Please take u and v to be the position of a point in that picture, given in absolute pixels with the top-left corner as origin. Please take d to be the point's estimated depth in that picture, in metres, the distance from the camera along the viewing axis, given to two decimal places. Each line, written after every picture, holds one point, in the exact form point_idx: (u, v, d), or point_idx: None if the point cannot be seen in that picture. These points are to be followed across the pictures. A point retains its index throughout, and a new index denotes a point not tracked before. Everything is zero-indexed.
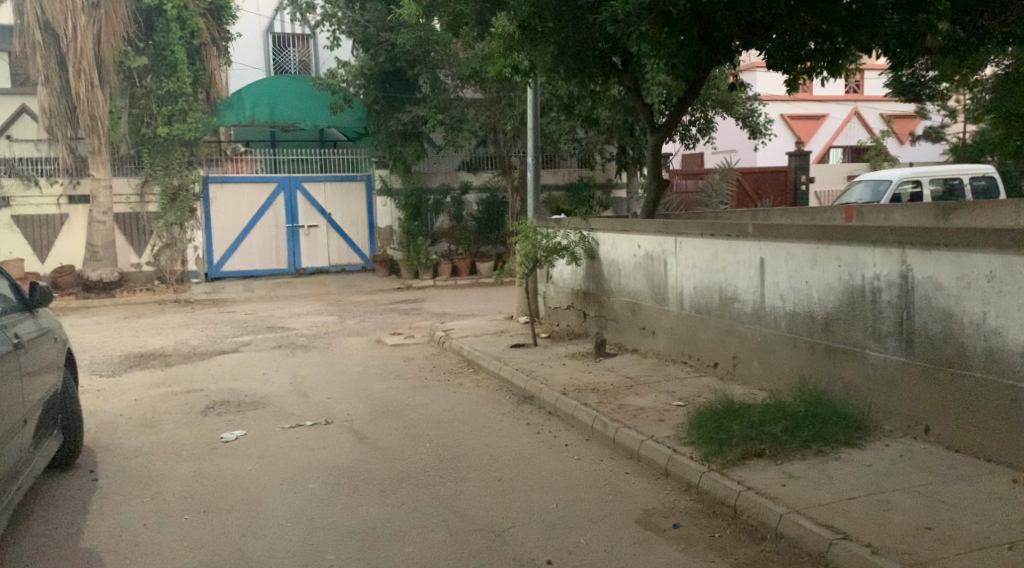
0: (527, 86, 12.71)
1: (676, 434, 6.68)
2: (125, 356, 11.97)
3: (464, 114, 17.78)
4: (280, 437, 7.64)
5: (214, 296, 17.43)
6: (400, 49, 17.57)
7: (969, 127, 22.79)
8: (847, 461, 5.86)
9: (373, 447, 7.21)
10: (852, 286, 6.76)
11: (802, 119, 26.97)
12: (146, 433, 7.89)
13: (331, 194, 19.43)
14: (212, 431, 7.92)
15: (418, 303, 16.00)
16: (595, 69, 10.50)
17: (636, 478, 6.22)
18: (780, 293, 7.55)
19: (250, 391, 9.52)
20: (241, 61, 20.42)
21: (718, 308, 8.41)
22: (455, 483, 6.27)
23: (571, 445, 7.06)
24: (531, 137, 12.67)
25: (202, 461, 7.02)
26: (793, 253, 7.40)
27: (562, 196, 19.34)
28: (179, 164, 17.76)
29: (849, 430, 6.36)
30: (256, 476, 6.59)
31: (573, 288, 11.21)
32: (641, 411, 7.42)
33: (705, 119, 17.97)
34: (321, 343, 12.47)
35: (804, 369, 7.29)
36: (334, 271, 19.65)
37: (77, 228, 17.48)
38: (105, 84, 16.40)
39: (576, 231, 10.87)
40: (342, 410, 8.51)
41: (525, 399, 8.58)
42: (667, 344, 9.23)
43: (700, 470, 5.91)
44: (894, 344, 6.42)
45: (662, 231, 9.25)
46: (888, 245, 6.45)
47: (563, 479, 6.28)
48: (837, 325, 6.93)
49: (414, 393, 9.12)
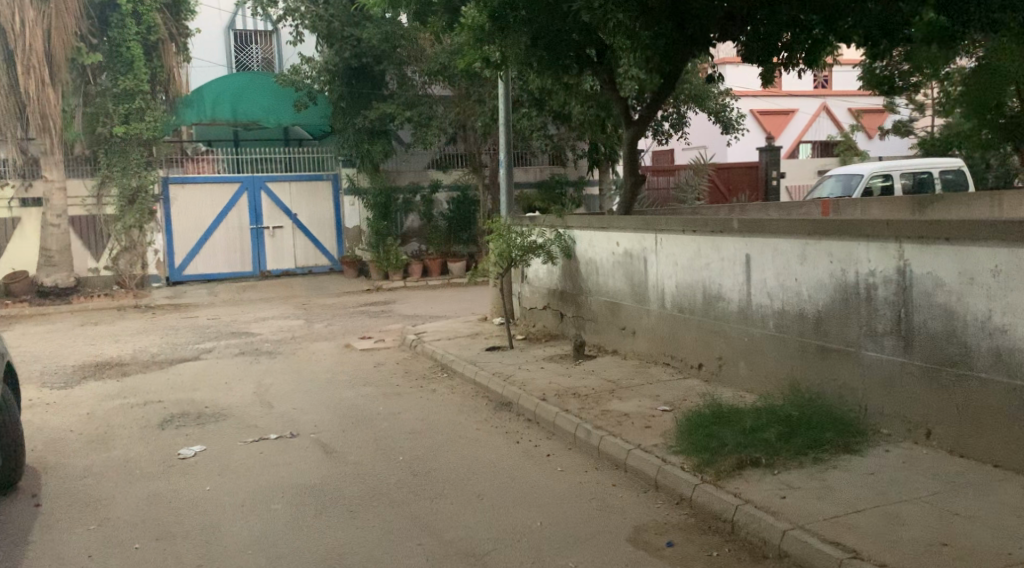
0: (499, 80, 12.27)
1: (665, 442, 6.31)
2: (79, 366, 11.42)
3: (433, 112, 17.40)
4: (243, 452, 7.18)
5: (175, 300, 16.85)
6: (366, 44, 17.08)
7: (939, 121, 22.67)
8: (848, 469, 5.52)
9: (342, 462, 6.77)
10: (845, 282, 6.42)
11: (771, 114, 26.77)
12: (97, 451, 7.39)
13: (297, 195, 18.90)
14: (170, 446, 7.45)
15: (389, 305, 15.54)
16: (570, 62, 10.10)
17: (624, 491, 5.84)
18: (767, 290, 7.21)
19: (211, 402, 9.04)
20: (204, 58, 19.82)
21: (702, 307, 8.06)
22: (431, 501, 5.86)
23: (553, 456, 6.67)
24: (502, 133, 12.11)
25: (157, 481, 6.55)
26: (781, 249, 7.06)
27: (535, 193, 18.91)
28: (137, 164, 17.11)
29: (847, 434, 6.02)
30: (216, 498, 6.12)
31: (548, 287, 10.83)
32: (625, 417, 7.04)
33: (678, 114, 17.69)
34: (288, 349, 11.97)
35: (795, 370, 6.95)
36: (301, 272, 19.12)
37: (30, 232, 16.85)
38: (56, 82, 15.71)
39: (552, 229, 10.51)
40: (309, 421, 8.07)
41: (503, 406, 8.18)
42: (648, 345, 8.87)
43: (693, 482, 5.55)
44: (891, 343, 6.09)
45: (641, 228, 8.89)
46: (884, 240, 6.11)
47: (546, 494, 5.89)
48: (830, 324, 6.59)
49: (385, 401, 8.68)
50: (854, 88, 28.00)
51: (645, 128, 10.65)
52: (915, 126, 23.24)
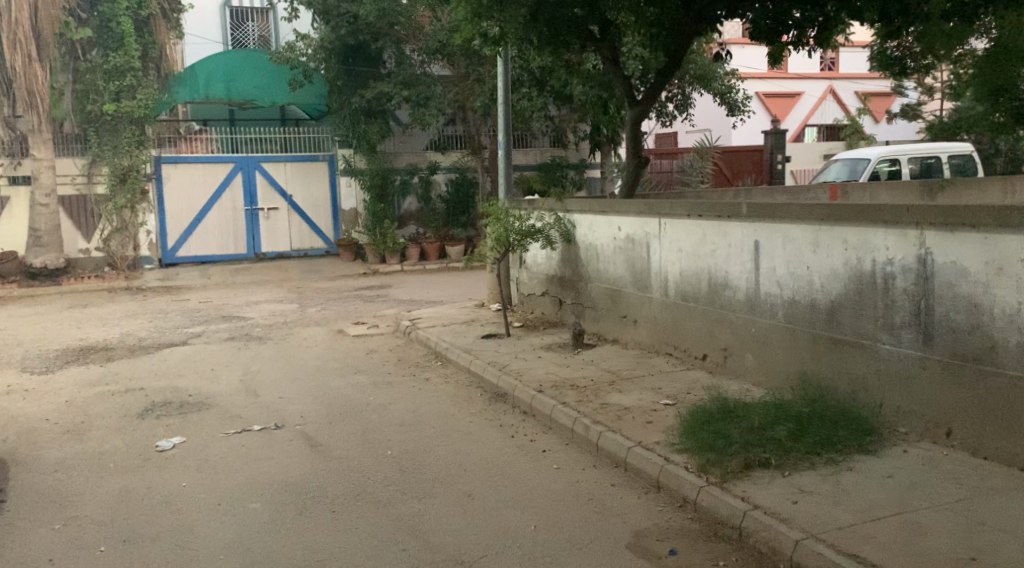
0: (499, 58, 11.83)
1: (667, 440, 5.95)
2: (63, 350, 11.09)
3: (431, 91, 17.01)
4: (223, 445, 6.83)
5: (167, 282, 16.48)
6: (363, 21, 16.59)
7: (947, 105, 22.26)
8: (863, 471, 5.15)
9: (327, 457, 6.41)
10: (860, 271, 6.04)
11: (777, 97, 26.28)
12: (71, 442, 7.04)
13: (292, 176, 18.46)
14: (147, 438, 7.10)
15: (384, 289, 15.19)
16: (572, 38, 9.65)
17: (623, 492, 5.48)
18: (776, 279, 6.83)
19: (195, 390, 8.69)
20: (199, 34, 19.27)
21: (707, 296, 7.69)
22: (418, 500, 5.51)
23: (549, 452, 6.31)
24: (500, 113, 11.67)
25: (131, 476, 6.20)
26: (792, 235, 6.67)
27: (534, 175, 18.52)
28: (129, 143, 16.68)
29: (862, 433, 5.64)
30: (190, 495, 5.77)
31: (547, 273, 10.45)
32: (626, 411, 6.67)
33: (682, 94, 17.26)
34: (278, 334, 11.59)
35: (806, 364, 6.57)
36: (296, 255, 18.74)
37: (19, 212, 16.44)
38: (44, 57, 15.33)
39: (551, 213, 10.13)
40: (295, 412, 7.71)
41: (497, 397, 7.83)
42: (650, 335, 8.51)
43: (697, 484, 5.19)
44: (909, 336, 5.72)
45: (644, 212, 8.51)
46: (903, 226, 5.72)
47: (540, 495, 5.53)
48: (843, 316, 6.21)
49: (376, 391, 8.31)
50: (862, 71, 27.53)
51: (649, 108, 10.19)
52: (923, 110, 22.82)
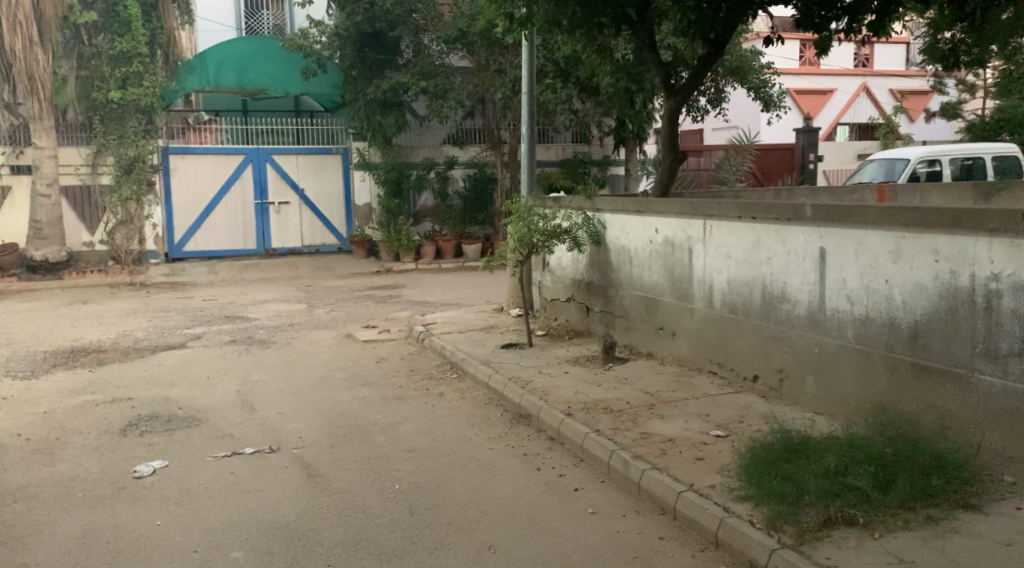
0: (525, 41, 10.77)
1: (724, 483, 5.06)
2: (52, 352, 10.27)
3: (450, 83, 16.03)
4: (209, 472, 5.98)
5: (172, 278, 15.70)
6: (380, 9, 15.74)
7: (989, 103, 21.11)
8: (972, 535, 4.24)
9: (326, 491, 5.56)
10: (955, 287, 5.13)
11: (807, 93, 25.27)
12: (40, 464, 6.21)
13: (305, 169, 17.58)
14: (126, 461, 6.25)
15: (397, 290, 14.32)
16: (605, 21, 8.62)
17: (674, 549, 4.60)
18: (846, 293, 5.91)
19: (188, 402, 7.85)
20: (213, 19, 18.45)
21: (760, 309, 6.77)
22: (430, 554, 4.63)
23: (582, 492, 5.42)
24: (524, 103, 10.70)
25: (98, 510, 5.35)
26: (868, 243, 5.74)
27: (556, 172, 17.68)
28: (135, 133, 15.88)
29: (961, 484, 4.70)
30: (164, 538, 4.92)
31: (573, 278, 9.57)
32: (671, 443, 5.78)
33: (716, 90, 16.26)
34: (282, 338, 10.73)
35: (882, 395, 5.66)
36: (307, 251, 17.84)
37: (21, 203, 15.64)
38: (45, 40, 14.57)
39: (579, 212, 9.25)
40: (293, 432, 6.85)
41: (520, 419, 6.95)
42: (690, 350, 7.61)
43: (769, 546, 4.31)
44: (1018, 368, 4.81)
45: (686, 213, 7.60)
46: (1014, 235, 4.79)
47: (573, 549, 4.65)
48: (931, 339, 5.30)
49: (384, 407, 7.45)
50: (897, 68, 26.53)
51: (687, 98, 9.10)
52: (963, 109, 21.73)
